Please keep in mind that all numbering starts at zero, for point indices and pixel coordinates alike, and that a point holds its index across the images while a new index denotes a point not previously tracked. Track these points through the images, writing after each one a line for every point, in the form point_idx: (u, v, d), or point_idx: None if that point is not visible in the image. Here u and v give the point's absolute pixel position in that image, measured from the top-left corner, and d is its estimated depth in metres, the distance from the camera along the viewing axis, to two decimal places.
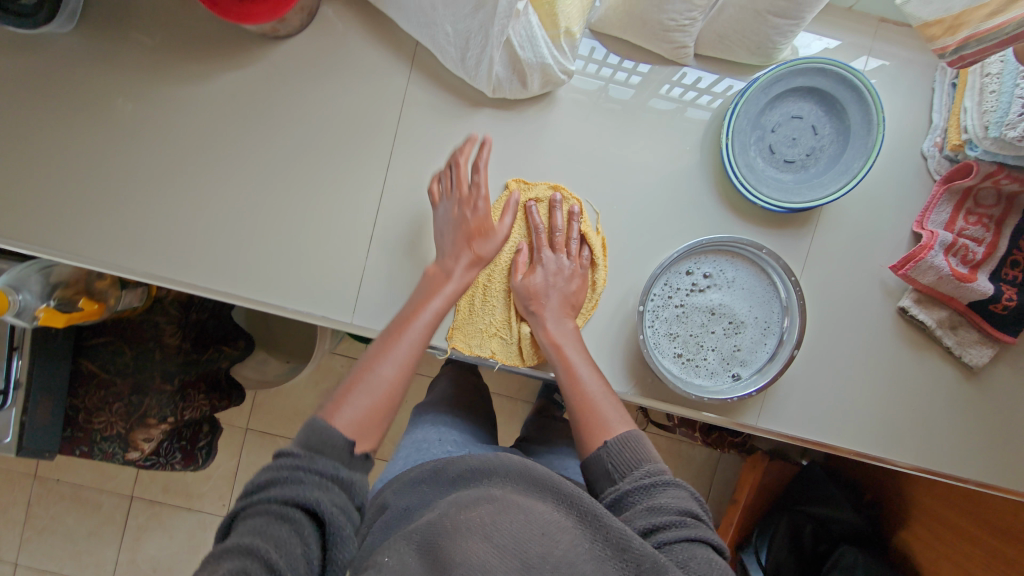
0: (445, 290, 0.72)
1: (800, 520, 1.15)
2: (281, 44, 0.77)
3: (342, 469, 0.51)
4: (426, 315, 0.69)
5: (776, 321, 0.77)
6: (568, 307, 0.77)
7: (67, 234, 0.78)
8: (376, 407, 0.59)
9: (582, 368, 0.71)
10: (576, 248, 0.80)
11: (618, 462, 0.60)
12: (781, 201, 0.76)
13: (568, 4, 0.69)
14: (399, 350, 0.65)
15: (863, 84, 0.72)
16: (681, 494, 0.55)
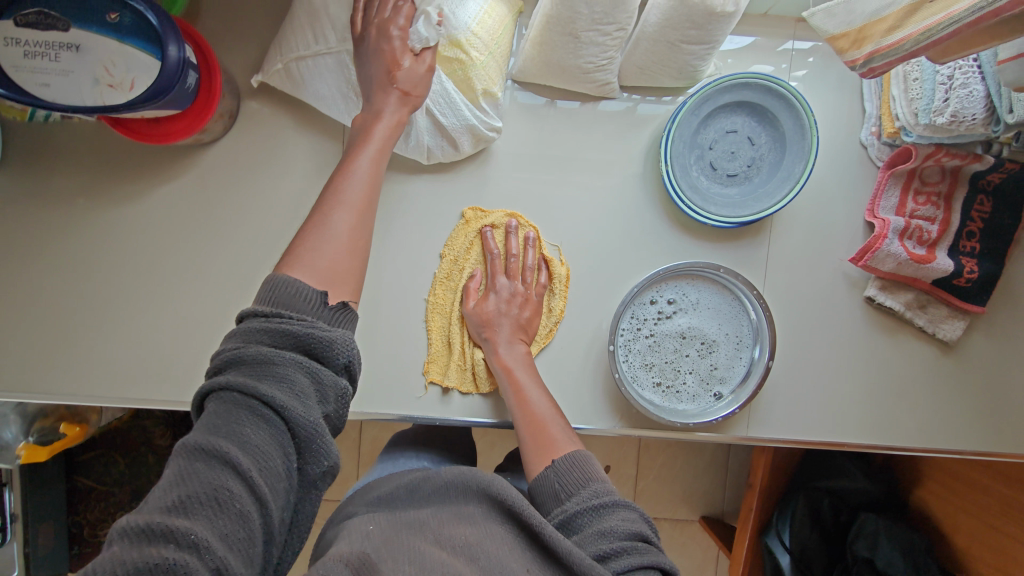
0: (377, 131, 0.62)
1: (817, 496, 1.13)
2: (208, 149, 0.76)
3: (318, 330, 0.46)
4: (365, 163, 0.59)
5: (746, 334, 0.78)
6: (521, 332, 0.76)
7: (26, 375, 0.76)
8: (340, 265, 0.52)
9: (533, 391, 0.72)
10: (531, 272, 0.79)
11: (566, 480, 0.60)
12: (730, 216, 0.76)
13: (482, 67, 0.71)
14: (350, 197, 0.56)
15: (788, 91, 0.72)
16: (630, 515, 0.55)
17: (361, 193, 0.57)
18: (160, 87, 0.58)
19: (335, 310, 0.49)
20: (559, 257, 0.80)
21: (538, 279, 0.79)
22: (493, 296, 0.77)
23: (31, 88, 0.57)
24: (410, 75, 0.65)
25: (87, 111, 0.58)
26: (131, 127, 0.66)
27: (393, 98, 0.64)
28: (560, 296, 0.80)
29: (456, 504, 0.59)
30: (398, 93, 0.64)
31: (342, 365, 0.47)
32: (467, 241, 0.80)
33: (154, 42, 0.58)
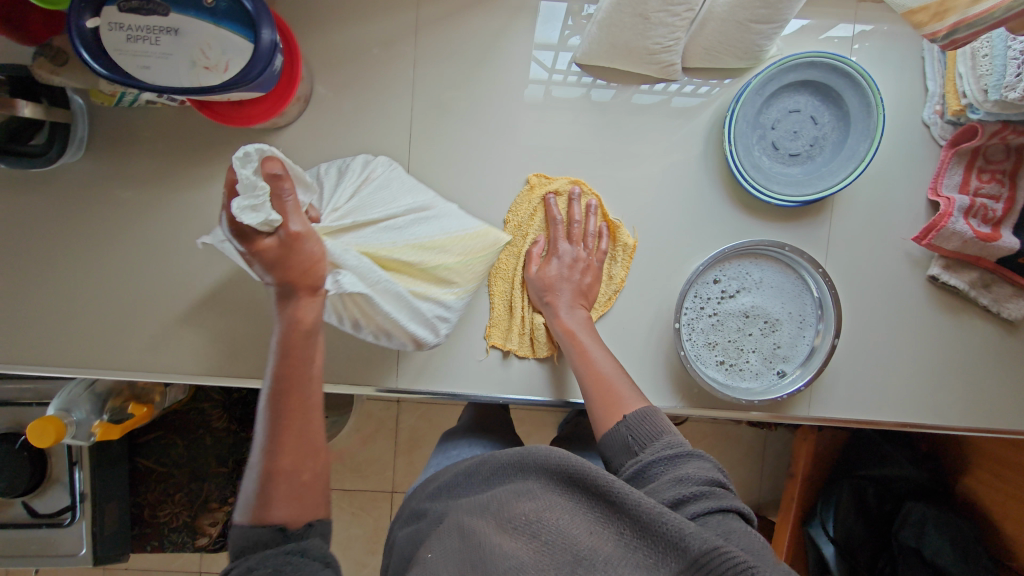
0: (299, 346, 0.59)
1: (860, 484, 1.12)
2: (281, 134, 0.78)
3: (288, 540, 0.52)
4: (310, 390, 0.59)
5: (810, 312, 0.78)
6: (583, 298, 0.78)
7: (110, 351, 0.79)
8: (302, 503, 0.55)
9: (596, 350, 0.74)
10: (592, 238, 0.80)
11: (638, 434, 0.62)
12: (794, 195, 0.76)
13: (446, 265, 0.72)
14: (284, 439, 0.56)
15: (855, 70, 0.72)
16: (704, 463, 0.56)
17: (309, 409, 0.58)
18: (252, 69, 0.61)
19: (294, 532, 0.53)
20: (623, 226, 0.81)
21: (601, 249, 0.80)
22: (555, 267, 0.79)
23: (133, 71, 0.59)
24: (281, 264, 0.57)
25: (184, 93, 0.61)
26: (216, 111, 0.69)
27: (290, 300, 0.59)
28: (621, 264, 0.81)
29: (513, 480, 0.58)
30: (309, 292, 0.60)
31: (321, 552, 0.52)
32: (532, 207, 0.81)
33: (248, 26, 0.60)
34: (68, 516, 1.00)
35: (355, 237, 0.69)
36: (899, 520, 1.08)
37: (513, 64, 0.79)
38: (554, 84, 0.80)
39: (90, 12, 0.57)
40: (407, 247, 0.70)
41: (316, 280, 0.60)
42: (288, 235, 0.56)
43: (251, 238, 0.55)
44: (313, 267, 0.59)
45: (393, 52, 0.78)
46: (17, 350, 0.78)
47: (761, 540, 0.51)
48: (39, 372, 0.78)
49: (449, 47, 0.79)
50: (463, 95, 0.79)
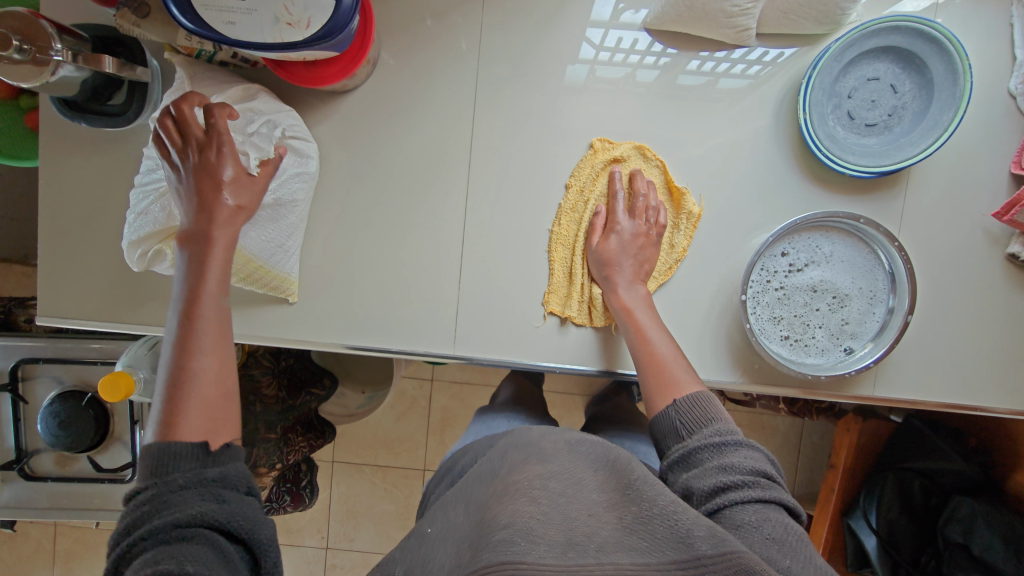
0: (219, 254, 0.60)
1: (907, 477, 1.09)
2: (346, 98, 0.78)
3: (209, 470, 0.50)
4: (210, 294, 0.58)
5: (882, 289, 0.76)
6: (641, 273, 0.78)
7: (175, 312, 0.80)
8: (211, 401, 0.54)
9: (654, 331, 0.72)
10: (653, 212, 0.80)
11: (687, 419, 0.61)
12: (869, 166, 0.74)
13: None
14: (206, 342, 0.56)
15: (942, 35, 0.69)
16: (753, 454, 0.56)
17: (216, 310, 0.58)
18: (333, 26, 0.61)
19: (218, 454, 0.52)
20: (690, 193, 0.80)
21: (660, 225, 0.79)
22: (617, 240, 0.79)
23: (218, 26, 0.60)
24: (242, 188, 0.63)
25: (267, 48, 0.61)
26: (290, 70, 0.69)
27: (220, 212, 0.61)
28: (685, 232, 0.80)
29: (527, 449, 0.58)
30: (232, 209, 0.62)
31: (243, 479, 0.51)
32: (594, 171, 0.80)
33: None
34: (129, 471, 1.03)
35: None
36: (947, 514, 1.04)
37: (580, 28, 0.78)
38: (596, 64, 0.78)
39: None
40: None
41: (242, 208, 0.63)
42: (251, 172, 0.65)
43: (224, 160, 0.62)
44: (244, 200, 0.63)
45: (458, 17, 0.78)
46: (89, 309, 0.81)
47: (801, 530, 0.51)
48: (110, 329, 0.80)
49: (514, 12, 0.78)
50: (528, 61, 0.79)
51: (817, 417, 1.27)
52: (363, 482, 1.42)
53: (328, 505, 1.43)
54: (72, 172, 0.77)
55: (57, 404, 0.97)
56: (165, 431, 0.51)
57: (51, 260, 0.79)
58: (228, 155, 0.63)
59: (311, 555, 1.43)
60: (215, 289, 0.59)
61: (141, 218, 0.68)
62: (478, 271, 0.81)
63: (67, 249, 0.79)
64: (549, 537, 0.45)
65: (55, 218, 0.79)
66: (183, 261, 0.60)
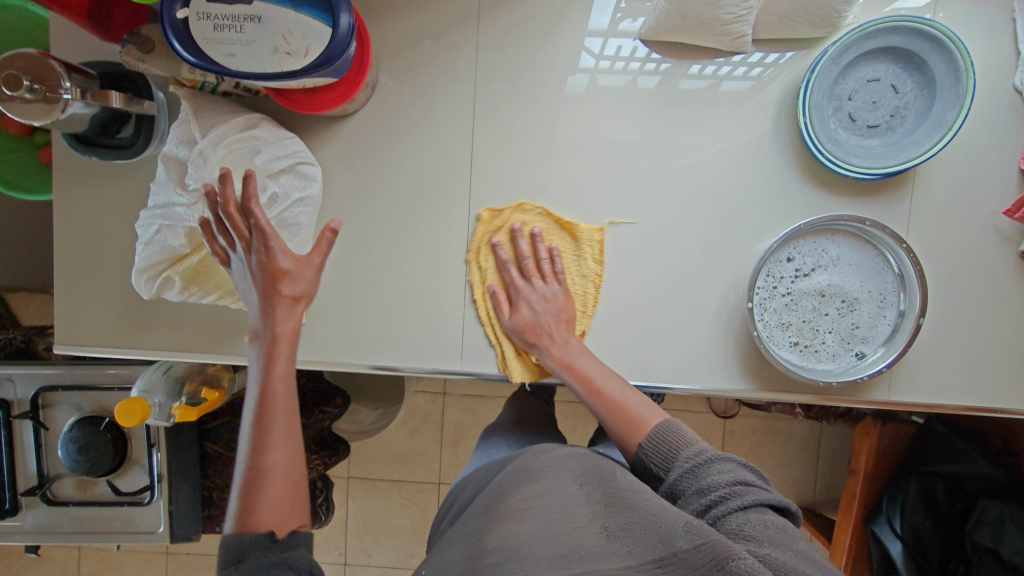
0: (283, 351, 0.65)
1: (930, 481, 1.06)
2: (347, 121, 0.80)
3: (273, 554, 0.55)
4: (277, 389, 0.63)
5: (892, 291, 0.75)
6: (565, 320, 0.79)
7: (186, 338, 0.82)
8: (285, 493, 0.59)
9: (595, 382, 0.73)
10: (550, 264, 0.81)
11: (656, 457, 0.61)
12: (873, 168, 0.73)
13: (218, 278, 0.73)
14: (276, 438, 0.61)
15: (942, 33, 0.68)
16: (729, 465, 0.55)
17: (284, 406, 0.63)
18: (330, 53, 0.62)
19: (284, 540, 0.56)
20: (580, 223, 0.81)
21: (559, 276, 0.81)
22: (530, 305, 0.79)
23: (219, 58, 0.61)
24: (300, 277, 0.66)
25: (266, 78, 0.62)
26: (291, 98, 0.70)
27: (283, 310, 0.65)
28: (592, 258, 0.81)
29: (521, 474, 0.60)
30: (291, 300, 0.66)
31: (305, 561, 0.56)
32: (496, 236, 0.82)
33: (327, 10, 0.61)
34: (147, 495, 1.05)
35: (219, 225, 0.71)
36: (973, 519, 1.01)
37: (575, 42, 0.78)
38: (597, 73, 0.79)
39: (181, 3, 0.60)
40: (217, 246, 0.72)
41: (301, 297, 0.67)
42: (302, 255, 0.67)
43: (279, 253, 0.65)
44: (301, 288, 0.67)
45: (453, 38, 0.79)
46: (104, 338, 0.82)
47: (788, 525, 0.49)
48: (125, 355, 0.82)
49: (509, 30, 0.78)
50: (524, 78, 0.79)
51: (835, 420, 1.25)
52: (379, 498, 1.42)
53: (344, 521, 1.43)
54: (84, 204, 0.79)
55: (77, 430, 0.99)
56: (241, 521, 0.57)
57: (67, 290, 0.81)
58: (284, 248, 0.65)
59: (330, 572, 1.43)
60: (281, 384, 0.64)
61: (147, 246, 0.69)
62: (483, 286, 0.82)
63: (82, 280, 0.81)
64: (537, 555, 0.46)
65: (70, 250, 0.81)
66: (255, 359, 0.65)
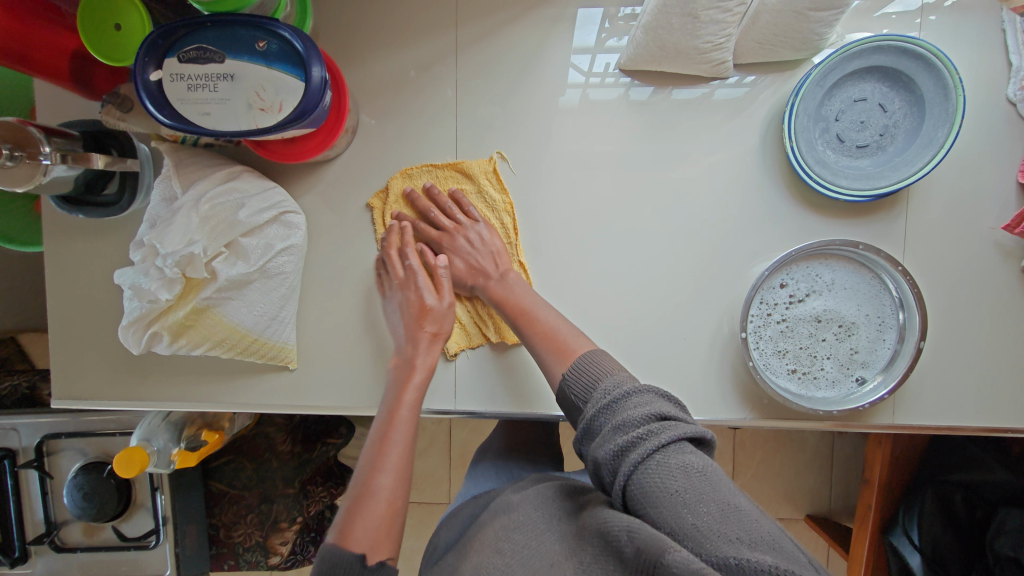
0: (416, 381, 0.73)
1: (947, 490, 1.02)
2: (330, 165, 0.80)
3: None
4: (405, 413, 0.70)
5: (890, 314, 0.73)
6: (497, 255, 0.79)
7: (180, 387, 0.82)
8: (387, 515, 0.62)
9: (531, 312, 0.74)
10: (459, 208, 0.81)
11: (577, 389, 0.64)
12: (863, 189, 0.71)
13: (205, 330, 0.71)
14: (389, 460, 0.66)
15: (928, 51, 0.67)
16: (644, 399, 0.57)
17: (405, 436, 0.68)
18: (304, 106, 0.62)
19: (372, 568, 0.57)
20: (466, 159, 0.80)
21: (473, 216, 0.81)
22: (460, 255, 0.80)
23: (193, 118, 0.62)
24: (440, 318, 0.77)
25: (241, 135, 0.62)
26: (270, 149, 0.71)
27: (422, 343, 0.75)
28: (497, 189, 0.80)
29: (502, 508, 0.63)
30: (430, 338, 0.76)
31: None
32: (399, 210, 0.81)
33: (298, 65, 0.61)
34: (153, 538, 1.05)
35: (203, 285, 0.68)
36: (994, 527, 0.98)
37: (555, 74, 0.77)
38: (587, 87, 0.77)
39: (154, 65, 0.61)
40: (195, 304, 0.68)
41: (440, 333, 0.77)
42: (447, 303, 0.79)
43: (427, 295, 0.77)
44: (442, 328, 0.77)
45: (432, 78, 0.78)
46: (100, 389, 0.83)
47: (705, 462, 0.50)
48: (121, 406, 0.82)
49: (487, 66, 0.78)
50: (504, 114, 0.79)
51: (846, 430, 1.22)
52: None
53: None
54: (75, 258, 0.80)
55: (80, 477, 1.00)
56: (344, 530, 0.60)
57: (62, 344, 0.82)
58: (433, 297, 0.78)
59: None
60: (407, 413, 0.70)
61: (133, 300, 0.68)
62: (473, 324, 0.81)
63: (76, 333, 0.82)
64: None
65: (63, 304, 0.81)
66: (392, 386, 0.74)
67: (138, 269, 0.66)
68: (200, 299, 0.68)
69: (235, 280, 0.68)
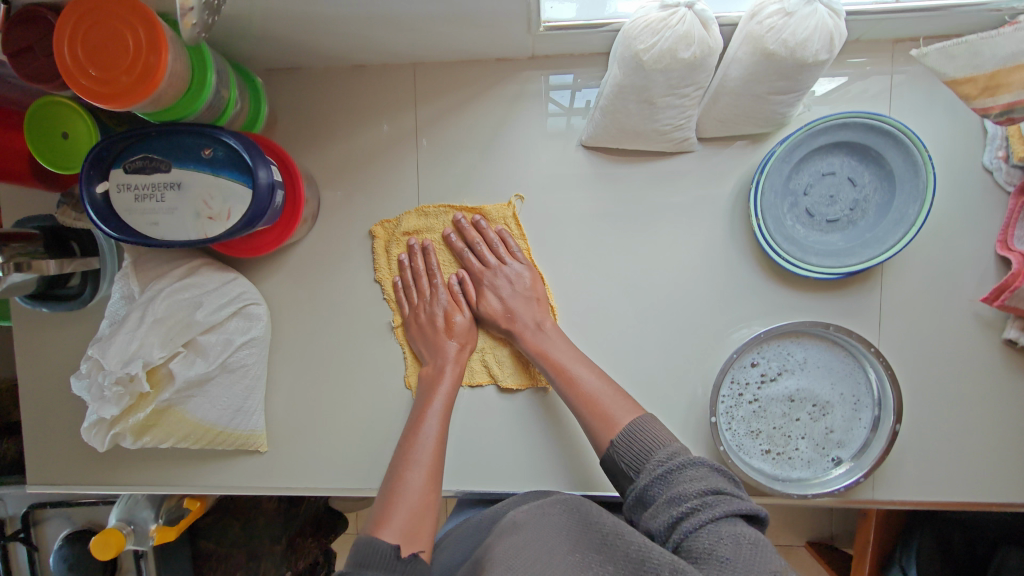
0: (445, 389, 0.71)
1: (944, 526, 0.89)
2: (295, 247, 0.79)
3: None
4: (433, 424, 0.67)
5: (865, 393, 0.71)
6: (536, 300, 0.75)
7: (154, 468, 0.82)
8: (417, 513, 0.58)
9: (576, 367, 0.68)
10: (494, 251, 0.77)
11: (629, 459, 0.58)
12: (834, 267, 0.69)
13: (172, 424, 0.71)
14: (420, 459, 0.63)
15: (895, 129, 0.64)
16: (699, 474, 0.52)
17: (432, 451, 0.65)
18: (252, 214, 0.61)
19: (407, 560, 0.51)
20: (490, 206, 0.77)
21: (514, 256, 0.77)
22: (493, 293, 0.76)
23: (142, 228, 0.61)
24: (467, 332, 0.76)
25: (191, 243, 0.62)
26: (230, 246, 0.71)
27: (453, 362, 0.74)
28: (517, 234, 0.77)
29: (508, 522, 0.53)
30: (458, 348, 0.75)
31: None
32: (400, 242, 0.79)
33: (245, 172, 0.60)
34: None
35: (160, 385, 0.67)
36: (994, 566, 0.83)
37: (517, 150, 0.76)
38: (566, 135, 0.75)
39: (100, 178, 0.60)
40: (151, 404, 0.67)
41: (465, 341, 0.76)
42: (467, 320, 0.77)
43: (463, 322, 0.77)
44: (465, 347, 0.76)
45: (394, 157, 0.77)
46: (76, 473, 0.83)
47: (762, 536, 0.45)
48: (94, 491, 0.82)
49: (449, 143, 0.77)
50: (467, 192, 0.77)
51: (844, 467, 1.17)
52: None
53: None
54: (44, 348, 0.80)
55: (67, 548, 1.01)
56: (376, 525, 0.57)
57: (35, 430, 0.82)
58: (462, 318, 0.77)
59: None
60: (435, 429, 0.67)
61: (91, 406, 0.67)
62: None
63: (49, 419, 0.82)
64: None
65: (34, 392, 0.81)
66: (423, 398, 0.72)
67: (87, 382, 0.65)
68: (161, 400, 0.68)
69: (193, 380, 0.68)
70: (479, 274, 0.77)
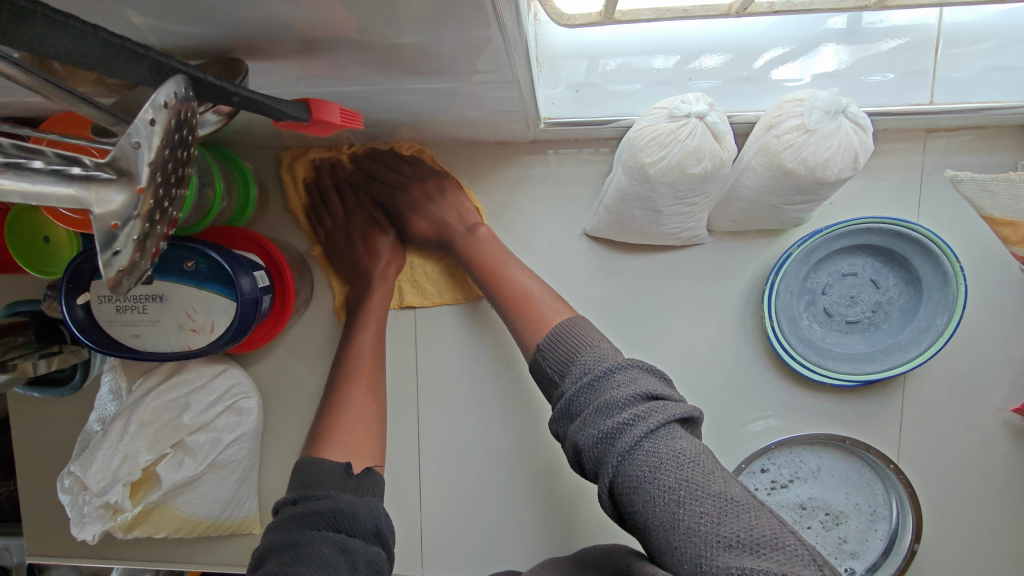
0: (375, 310, 0.68)
1: None
2: (287, 330, 0.76)
3: (340, 494, 0.49)
4: (364, 345, 0.66)
5: (881, 503, 0.68)
6: (465, 212, 0.69)
7: (150, 545, 0.81)
8: (361, 434, 0.59)
9: (508, 271, 0.63)
10: (414, 169, 0.71)
11: (554, 361, 0.51)
12: (852, 372, 0.64)
13: (163, 517, 0.69)
14: (358, 384, 0.63)
15: (922, 237, 0.60)
16: (631, 376, 0.46)
17: (367, 372, 0.64)
18: (238, 327, 0.58)
19: (356, 477, 0.51)
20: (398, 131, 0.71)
21: (438, 172, 0.71)
22: (416, 211, 0.70)
23: (125, 339, 0.59)
24: (395, 250, 0.72)
25: (175, 355, 0.59)
26: None
27: (379, 281, 0.70)
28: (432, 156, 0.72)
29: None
30: (386, 264, 0.71)
31: (371, 520, 0.48)
32: (306, 165, 0.73)
33: (228, 283, 0.58)
34: None
35: (145, 486, 0.66)
36: None
37: (518, 235, 0.72)
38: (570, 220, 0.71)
39: (79, 290, 0.57)
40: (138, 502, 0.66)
41: (393, 258, 0.72)
42: (390, 241, 0.72)
43: (383, 239, 0.72)
44: (392, 260, 0.71)
45: None
46: (73, 547, 0.83)
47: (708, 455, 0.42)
48: (93, 565, 0.82)
49: None
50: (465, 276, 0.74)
51: None
52: None
53: None
54: (44, 425, 0.80)
55: None
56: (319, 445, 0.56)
57: (35, 505, 0.82)
58: (386, 243, 0.72)
59: None
60: (366, 355, 0.65)
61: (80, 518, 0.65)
62: (437, 490, 0.75)
63: (48, 494, 0.82)
64: None
65: (34, 468, 0.81)
66: (350, 320, 0.69)
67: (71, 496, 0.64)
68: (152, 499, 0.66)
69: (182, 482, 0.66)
70: (389, 180, 0.71)
